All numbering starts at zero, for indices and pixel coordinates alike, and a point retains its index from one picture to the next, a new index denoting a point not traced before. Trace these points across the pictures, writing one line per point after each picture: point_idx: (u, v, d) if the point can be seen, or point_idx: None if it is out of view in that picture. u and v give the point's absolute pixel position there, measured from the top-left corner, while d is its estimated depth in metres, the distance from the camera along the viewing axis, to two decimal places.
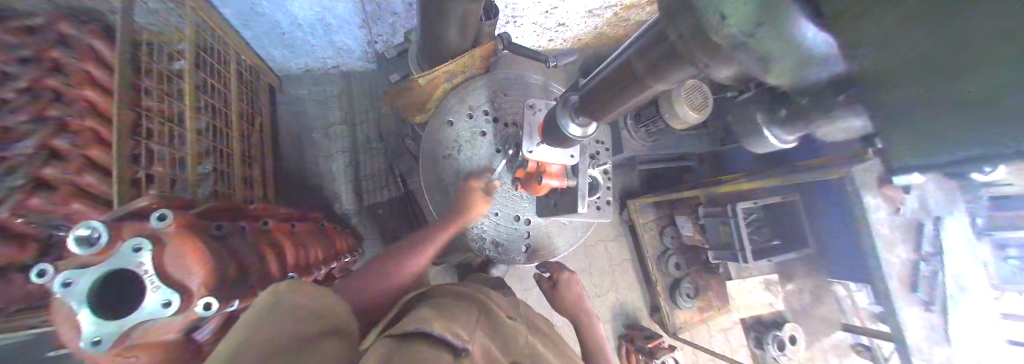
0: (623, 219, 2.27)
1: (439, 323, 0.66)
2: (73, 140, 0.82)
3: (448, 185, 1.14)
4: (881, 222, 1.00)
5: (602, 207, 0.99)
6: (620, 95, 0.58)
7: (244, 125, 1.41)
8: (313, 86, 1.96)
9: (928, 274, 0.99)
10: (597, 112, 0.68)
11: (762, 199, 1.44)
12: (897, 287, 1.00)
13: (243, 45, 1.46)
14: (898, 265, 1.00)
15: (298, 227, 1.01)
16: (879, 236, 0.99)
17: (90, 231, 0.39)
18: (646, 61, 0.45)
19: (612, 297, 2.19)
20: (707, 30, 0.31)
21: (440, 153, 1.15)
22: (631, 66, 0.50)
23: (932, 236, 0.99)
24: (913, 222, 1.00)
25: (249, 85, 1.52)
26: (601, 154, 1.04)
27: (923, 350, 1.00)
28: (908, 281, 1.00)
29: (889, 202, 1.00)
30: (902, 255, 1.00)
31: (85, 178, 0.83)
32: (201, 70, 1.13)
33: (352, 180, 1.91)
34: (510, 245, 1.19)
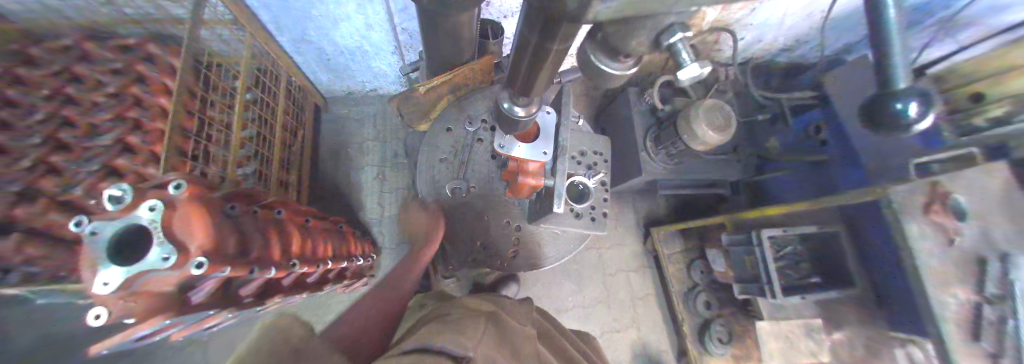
0: (646, 249, 2.13)
1: (448, 337, 0.65)
2: (144, 137, 0.98)
3: (440, 187, 1.18)
4: (930, 254, 0.86)
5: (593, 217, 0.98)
6: (538, 82, 0.53)
7: (286, 136, 1.62)
8: (353, 107, 2.20)
9: (996, 319, 0.83)
10: (524, 93, 0.59)
11: (796, 228, 1.28)
12: (953, 328, 0.84)
13: (294, 69, 1.71)
14: (954, 307, 0.85)
15: (311, 223, 1.10)
16: (925, 269, 0.85)
17: (119, 191, 0.45)
18: (537, 33, 0.34)
19: (632, 334, 2.00)
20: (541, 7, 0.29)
21: (436, 157, 1.20)
22: (528, 40, 0.39)
23: (1000, 278, 0.85)
24: (967, 255, 0.87)
25: (295, 103, 1.76)
26: (599, 164, 1.04)
27: None
28: (965, 323, 0.84)
29: (941, 231, 0.87)
30: (962, 295, 0.85)
31: (148, 168, 0.97)
32: (255, 89, 1.36)
33: (377, 191, 2.05)
34: (496, 249, 1.19)
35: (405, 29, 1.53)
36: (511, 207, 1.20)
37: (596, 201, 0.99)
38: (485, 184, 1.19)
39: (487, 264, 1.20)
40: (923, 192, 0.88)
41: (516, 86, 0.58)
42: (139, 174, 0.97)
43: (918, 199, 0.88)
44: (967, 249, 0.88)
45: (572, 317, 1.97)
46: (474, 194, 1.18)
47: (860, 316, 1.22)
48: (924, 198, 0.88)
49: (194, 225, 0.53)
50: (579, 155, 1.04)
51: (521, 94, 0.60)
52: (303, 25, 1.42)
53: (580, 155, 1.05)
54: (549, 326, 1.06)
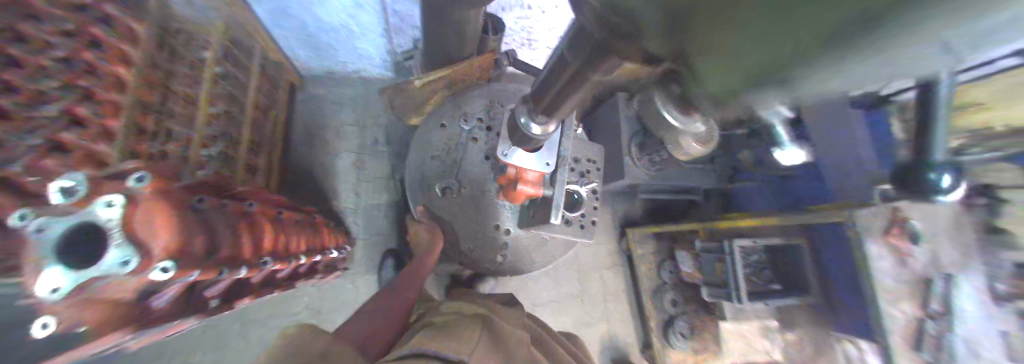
0: (621, 248, 2.21)
1: (437, 343, 0.72)
2: (95, 109, 0.83)
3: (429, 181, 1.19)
4: (885, 273, 1.01)
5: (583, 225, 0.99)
6: (560, 103, 0.60)
7: (258, 115, 1.50)
8: (332, 88, 2.06)
9: (936, 334, 0.97)
10: (550, 111, 0.65)
11: (765, 239, 1.40)
12: (899, 340, 0.99)
13: (269, 42, 1.57)
14: (901, 320, 1.00)
15: (285, 215, 1.01)
16: (881, 286, 1.01)
17: (72, 184, 0.42)
18: (577, 59, 0.43)
19: (602, 328, 2.09)
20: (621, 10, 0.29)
21: (429, 150, 1.20)
22: (565, 62, 0.48)
23: (944, 297, 0.98)
24: (920, 278, 1.00)
25: (269, 80, 1.62)
26: (592, 173, 1.06)
27: None
28: (912, 337, 0.99)
29: (898, 255, 1.01)
30: (906, 310, 1.00)
31: (99, 146, 0.83)
32: (224, 62, 1.25)
33: (354, 179, 1.93)
34: (482, 250, 1.19)
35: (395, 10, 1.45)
36: (500, 211, 1.16)
37: (587, 209, 1.01)
38: (475, 183, 1.15)
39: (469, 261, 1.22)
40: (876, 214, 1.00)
41: (542, 103, 0.64)
42: (88, 150, 0.81)
43: (879, 224, 1.02)
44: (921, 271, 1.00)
45: (547, 313, 2.02)
46: (462, 192, 1.16)
47: (813, 318, 1.39)
48: (884, 223, 1.02)
49: (158, 224, 0.48)
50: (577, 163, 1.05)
51: (544, 113, 0.67)
52: None
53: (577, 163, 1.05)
54: (541, 330, 1.08)
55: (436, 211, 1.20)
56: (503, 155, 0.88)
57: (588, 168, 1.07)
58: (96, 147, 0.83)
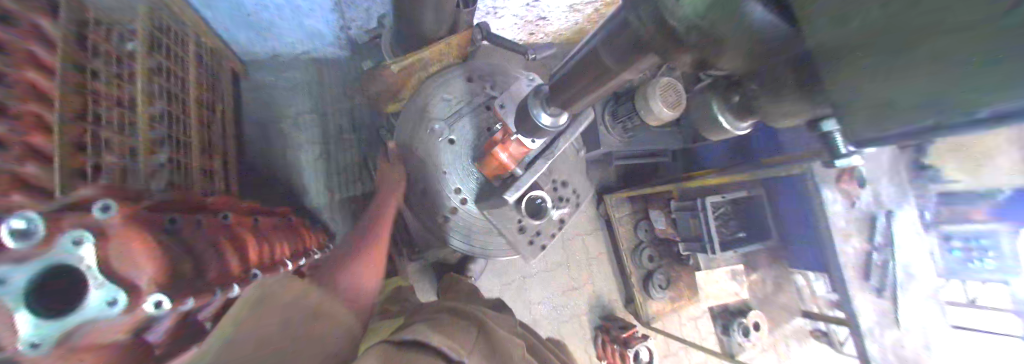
0: (599, 213, 2.31)
1: (437, 334, 0.70)
2: (10, 124, 0.67)
3: (409, 149, 1.18)
4: (838, 215, 1.21)
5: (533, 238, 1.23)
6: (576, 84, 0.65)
7: (205, 112, 1.33)
8: (281, 73, 1.84)
9: (880, 262, 1.20)
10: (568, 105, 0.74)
11: (731, 194, 1.60)
12: (852, 275, 1.22)
13: (200, 25, 1.35)
14: (853, 255, 1.22)
15: (261, 222, 0.96)
16: (835, 229, 1.21)
17: (26, 223, 0.36)
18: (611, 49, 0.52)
19: (588, 290, 2.25)
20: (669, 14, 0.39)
21: (411, 128, 1.17)
22: (597, 57, 0.56)
23: (884, 229, 1.20)
24: (865, 215, 1.21)
25: (210, 70, 1.41)
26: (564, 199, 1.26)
27: (875, 335, 1.21)
28: (863, 269, 1.22)
29: (848, 196, 1.22)
30: (857, 246, 1.22)
31: (25, 166, 0.67)
32: (157, 53, 1.07)
33: (324, 172, 1.80)
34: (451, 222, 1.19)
35: None
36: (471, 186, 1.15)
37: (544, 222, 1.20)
38: (452, 158, 1.13)
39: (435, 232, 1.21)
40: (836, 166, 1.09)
41: (559, 100, 0.74)
42: (17, 175, 0.66)
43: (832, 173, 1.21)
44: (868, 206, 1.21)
45: (537, 282, 2.13)
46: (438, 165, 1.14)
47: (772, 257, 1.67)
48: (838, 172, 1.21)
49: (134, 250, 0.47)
50: (559, 187, 1.24)
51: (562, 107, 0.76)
52: None
53: (557, 182, 1.25)
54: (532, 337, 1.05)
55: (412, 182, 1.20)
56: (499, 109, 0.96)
57: (565, 194, 1.28)
58: (25, 170, 0.67)
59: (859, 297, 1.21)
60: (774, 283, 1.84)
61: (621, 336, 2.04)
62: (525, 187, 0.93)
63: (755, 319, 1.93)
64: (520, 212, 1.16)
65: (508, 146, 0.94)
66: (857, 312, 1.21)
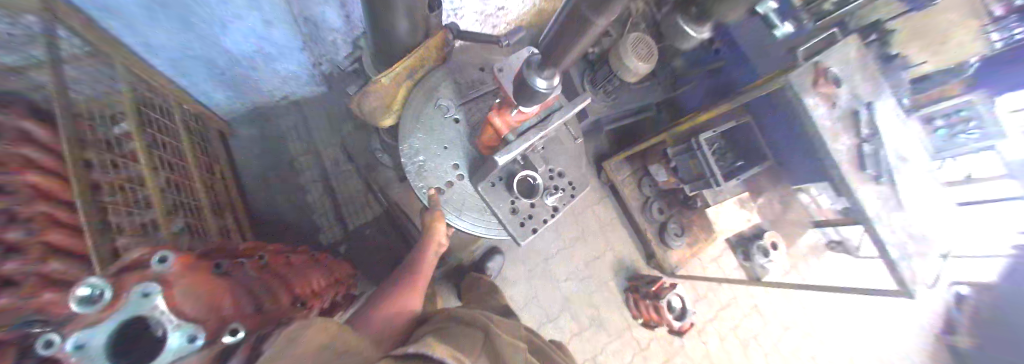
0: (602, 181, 2.35)
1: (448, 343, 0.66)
2: None
3: (404, 155, 1.18)
4: (823, 116, 1.27)
5: (525, 224, 1.14)
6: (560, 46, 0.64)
7: (206, 177, 1.36)
8: (264, 122, 1.85)
9: (873, 151, 1.30)
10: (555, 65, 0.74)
11: (720, 128, 1.67)
12: (851, 170, 1.28)
13: (179, 94, 1.36)
14: (847, 150, 1.29)
15: (292, 257, 1.02)
16: (825, 130, 1.27)
17: (89, 290, 0.37)
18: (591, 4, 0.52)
19: (610, 255, 2.32)
20: None
21: (411, 135, 1.20)
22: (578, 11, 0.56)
23: (867, 118, 1.33)
24: (851, 111, 1.31)
25: (198, 134, 1.43)
26: (558, 186, 1.19)
27: (884, 219, 1.31)
28: (860, 161, 1.29)
29: (828, 98, 1.28)
30: (848, 142, 1.29)
31: None
32: (147, 129, 1.08)
33: (332, 206, 1.83)
34: (462, 205, 1.22)
35: (308, 18, 1.32)
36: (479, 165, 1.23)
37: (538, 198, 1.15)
38: (456, 143, 1.23)
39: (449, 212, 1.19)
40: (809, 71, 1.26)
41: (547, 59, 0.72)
42: None
43: (808, 80, 1.26)
44: (850, 101, 1.31)
45: (559, 260, 2.20)
46: (448, 154, 1.22)
47: (771, 177, 1.87)
48: (813, 78, 1.27)
49: (195, 292, 0.50)
50: (552, 173, 1.19)
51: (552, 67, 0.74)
52: (176, 34, 1.12)
53: (553, 171, 1.20)
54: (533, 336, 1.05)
55: (423, 176, 1.18)
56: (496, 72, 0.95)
57: (561, 184, 1.20)
58: None
59: (862, 188, 1.29)
60: (781, 201, 2.00)
61: (651, 290, 2.11)
62: (516, 150, 0.92)
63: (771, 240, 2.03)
64: (512, 192, 1.13)
65: (505, 114, 0.98)
66: (863, 203, 1.29)
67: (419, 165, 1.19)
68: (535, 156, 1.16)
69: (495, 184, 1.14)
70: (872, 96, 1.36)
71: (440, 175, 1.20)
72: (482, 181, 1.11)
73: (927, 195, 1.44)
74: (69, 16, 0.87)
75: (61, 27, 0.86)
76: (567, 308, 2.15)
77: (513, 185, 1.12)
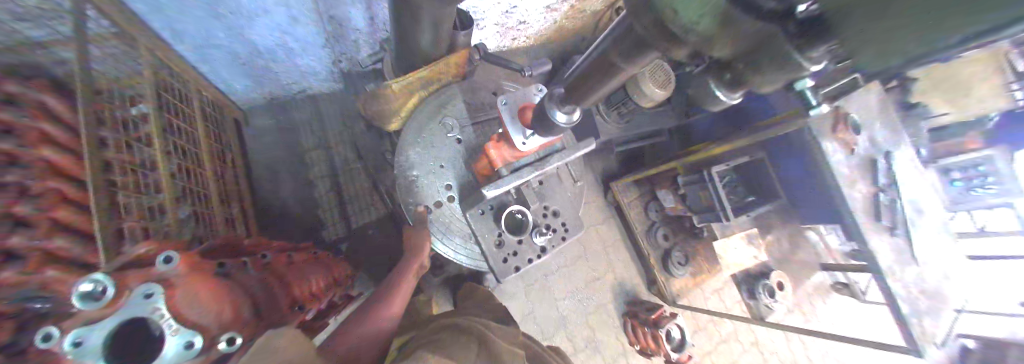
0: (608, 202, 2.32)
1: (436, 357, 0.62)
2: (36, 204, 0.72)
3: (402, 170, 1.17)
4: (839, 162, 1.24)
5: (508, 260, 1.06)
6: (591, 82, 0.64)
7: (217, 164, 1.37)
8: (279, 115, 1.88)
9: (887, 201, 1.26)
10: (577, 99, 0.72)
11: (733, 160, 1.65)
12: (865, 219, 1.24)
13: (200, 81, 1.39)
14: (862, 198, 1.26)
15: (295, 256, 1.02)
16: (841, 176, 1.24)
17: (93, 285, 0.40)
18: (621, 49, 0.52)
19: (610, 278, 2.26)
20: (665, 24, 0.38)
21: (411, 148, 1.18)
22: (606, 56, 0.56)
23: (885, 167, 1.29)
24: (868, 158, 1.28)
25: (213, 121, 1.45)
26: (550, 224, 1.08)
27: (896, 273, 1.26)
28: (874, 209, 1.26)
29: (847, 144, 1.26)
30: (863, 190, 1.26)
31: (56, 241, 0.72)
32: (166, 113, 1.10)
33: (337, 204, 1.83)
34: (453, 227, 1.20)
35: (332, 17, 1.33)
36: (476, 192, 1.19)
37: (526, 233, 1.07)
38: (454, 165, 1.20)
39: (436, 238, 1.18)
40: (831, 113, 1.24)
41: (574, 94, 0.71)
42: (46, 250, 0.70)
43: (826, 121, 1.24)
44: (868, 148, 1.28)
45: (558, 278, 2.15)
46: (446, 175, 1.20)
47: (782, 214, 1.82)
48: (832, 121, 1.24)
49: (201, 293, 0.51)
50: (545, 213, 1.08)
51: (575, 100, 0.73)
52: (203, 21, 1.14)
53: (547, 210, 1.09)
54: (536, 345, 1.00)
55: (416, 199, 1.17)
56: (501, 105, 0.91)
57: (554, 224, 1.09)
58: (54, 242, 0.72)
59: (874, 238, 1.25)
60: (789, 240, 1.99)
61: (650, 318, 2.04)
62: (505, 187, 0.87)
63: (778, 280, 1.97)
64: (499, 224, 1.05)
65: (502, 147, 0.95)
66: (875, 253, 1.24)
67: (413, 185, 1.17)
68: (530, 191, 1.07)
69: (484, 213, 1.07)
70: (891, 144, 1.33)
71: (433, 193, 1.18)
72: (472, 207, 1.04)
73: (945, 247, 1.39)
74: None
75: (91, 8, 0.89)
76: (562, 328, 2.10)
77: (501, 219, 1.05)
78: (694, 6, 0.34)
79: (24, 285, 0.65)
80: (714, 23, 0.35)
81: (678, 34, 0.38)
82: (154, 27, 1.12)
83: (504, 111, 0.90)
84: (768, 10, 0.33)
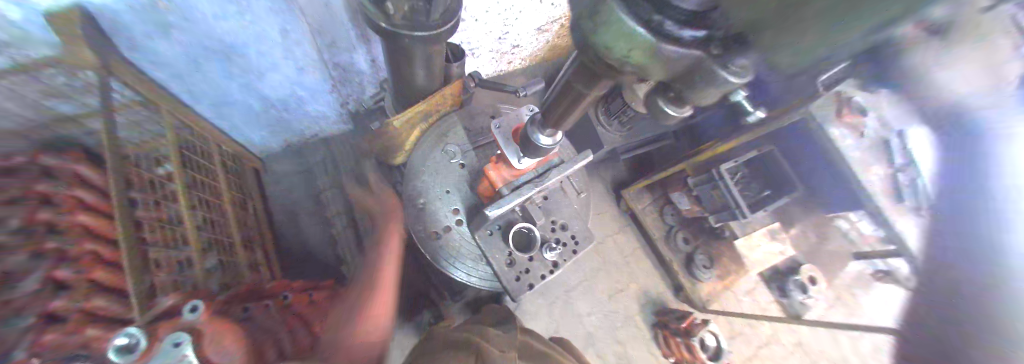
0: (623, 210, 2.27)
1: None
2: (75, 268, 0.81)
3: (410, 201, 1.21)
4: None
5: (521, 278, 1.04)
6: (566, 113, 0.67)
7: (239, 211, 1.45)
8: (294, 159, 1.98)
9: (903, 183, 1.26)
10: (555, 124, 0.72)
11: (741, 157, 1.70)
12: None
13: (221, 136, 1.50)
14: None
15: (317, 294, 1.05)
16: None
17: (128, 339, 0.47)
18: (580, 79, 0.52)
19: (635, 289, 2.16)
20: (602, 58, 0.38)
21: (417, 178, 1.22)
22: (568, 85, 0.58)
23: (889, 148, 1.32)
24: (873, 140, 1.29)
25: (234, 171, 1.56)
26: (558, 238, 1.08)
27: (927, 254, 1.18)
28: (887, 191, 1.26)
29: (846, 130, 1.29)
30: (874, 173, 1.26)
31: (93, 301, 0.81)
32: (189, 170, 1.18)
33: (355, 239, 1.86)
34: (465, 251, 1.21)
35: (338, 64, 1.44)
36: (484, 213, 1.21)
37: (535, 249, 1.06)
38: (462, 191, 1.22)
39: (445, 265, 1.19)
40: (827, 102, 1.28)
41: (549, 121, 0.72)
42: (86, 310, 0.79)
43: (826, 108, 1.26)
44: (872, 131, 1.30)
45: (580, 294, 2.08)
46: (454, 200, 1.22)
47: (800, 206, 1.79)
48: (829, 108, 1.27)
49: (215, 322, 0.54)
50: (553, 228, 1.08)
51: (553, 128, 0.75)
52: (221, 82, 1.26)
53: (555, 224, 1.10)
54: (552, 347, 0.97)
55: (429, 226, 1.20)
56: (495, 129, 0.95)
57: (564, 238, 1.09)
58: (94, 303, 0.81)
59: None
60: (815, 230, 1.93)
61: (681, 328, 1.93)
62: (506, 205, 0.87)
63: (810, 274, 1.91)
64: (508, 243, 1.05)
65: (500, 168, 0.98)
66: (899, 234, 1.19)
67: (426, 213, 1.20)
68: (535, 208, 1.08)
69: (492, 233, 1.07)
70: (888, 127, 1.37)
71: (440, 218, 1.20)
72: (478, 229, 1.04)
73: None
74: (121, 68, 0.96)
75: (118, 82, 0.96)
76: (591, 346, 2.00)
77: (508, 237, 1.05)
78: (623, 40, 0.32)
79: (65, 346, 0.74)
80: (647, 57, 0.32)
81: (618, 63, 0.37)
82: (175, 92, 1.22)
83: (497, 132, 0.94)
84: (687, 41, 0.29)
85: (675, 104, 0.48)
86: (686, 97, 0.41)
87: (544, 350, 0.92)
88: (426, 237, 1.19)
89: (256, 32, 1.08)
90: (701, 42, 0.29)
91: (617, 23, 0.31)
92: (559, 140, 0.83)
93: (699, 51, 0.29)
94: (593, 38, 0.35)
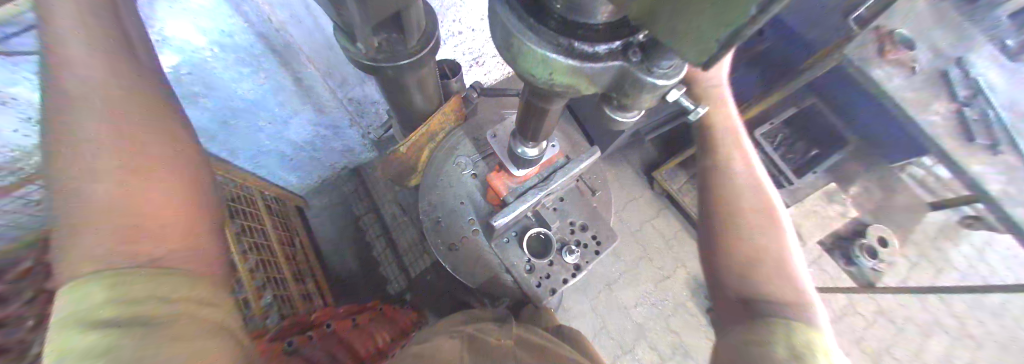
0: (657, 193, 2.15)
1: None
2: None
3: (429, 219, 1.24)
4: (897, 87, 1.14)
5: (542, 284, 1.03)
6: (540, 125, 0.63)
7: (287, 249, 1.61)
8: (330, 191, 2.13)
9: (974, 117, 1.14)
10: (532, 138, 0.70)
11: (778, 118, 1.57)
12: None
13: (262, 183, 1.65)
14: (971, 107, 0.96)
15: (359, 319, 1.12)
16: (906, 102, 1.13)
17: None
18: (533, 94, 0.48)
19: (682, 274, 2.03)
20: (531, 82, 0.35)
21: (434, 195, 1.26)
22: (528, 102, 0.54)
23: (960, 78, 1.17)
24: (936, 72, 1.16)
25: (278, 213, 1.72)
26: (577, 237, 1.05)
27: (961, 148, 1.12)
28: (961, 127, 1.14)
29: (901, 64, 1.15)
30: (942, 110, 1.14)
31: None
32: (236, 218, 1.33)
33: (394, 258, 1.96)
34: (489, 259, 1.22)
35: (352, 99, 1.50)
36: None
37: (552, 252, 1.04)
38: (479, 202, 1.22)
39: (469, 278, 1.21)
40: (871, 41, 1.16)
41: (523, 133, 0.69)
42: None
43: (869, 47, 1.16)
44: (935, 60, 1.17)
45: (625, 285, 1.99)
46: (473, 212, 1.23)
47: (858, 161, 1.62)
48: (874, 45, 1.16)
49: (151, 194, 0.37)
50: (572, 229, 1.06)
51: (529, 139, 0.71)
52: (253, 137, 1.39)
53: (574, 224, 1.07)
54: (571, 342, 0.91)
55: (451, 241, 1.22)
56: (491, 139, 0.94)
57: (583, 239, 1.06)
58: None
59: (970, 160, 1.14)
60: (880, 184, 1.73)
61: None
62: (513, 213, 0.83)
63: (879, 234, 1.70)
64: (524, 249, 1.04)
65: (503, 177, 0.98)
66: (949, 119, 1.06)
67: (448, 228, 1.23)
68: (548, 211, 1.07)
69: (509, 240, 1.06)
70: (964, 49, 1.20)
71: (458, 230, 1.23)
72: (495, 238, 1.02)
73: None
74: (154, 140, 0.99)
75: None
76: (642, 338, 1.91)
77: (524, 242, 1.04)
78: (542, 66, 0.30)
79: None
80: (572, 77, 0.31)
81: (547, 88, 0.35)
82: (216, 152, 1.37)
83: (495, 140, 0.94)
84: (603, 54, 0.30)
85: (620, 110, 0.40)
86: (627, 108, 0.37)
87: (541, 341, 0.80)
88: (446, 250, 1.22)
89: (269, 86, 1.18)
90: (620, 49, 0.31)
91: (532, 55, 0.30)
92: (541, 148, 0.80)
93: (621, 59, 0.30)
94: (516, 64, 0.33)
